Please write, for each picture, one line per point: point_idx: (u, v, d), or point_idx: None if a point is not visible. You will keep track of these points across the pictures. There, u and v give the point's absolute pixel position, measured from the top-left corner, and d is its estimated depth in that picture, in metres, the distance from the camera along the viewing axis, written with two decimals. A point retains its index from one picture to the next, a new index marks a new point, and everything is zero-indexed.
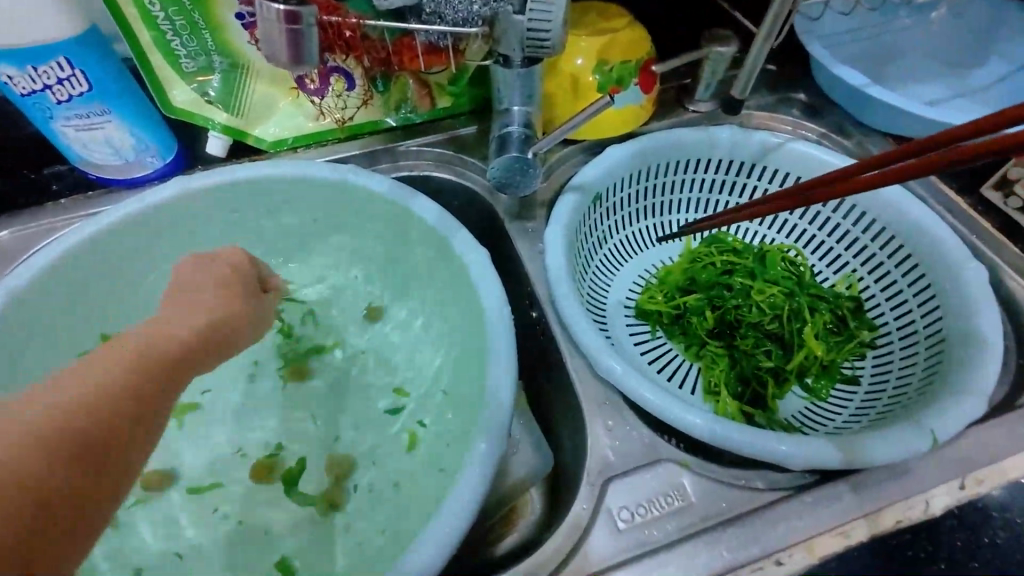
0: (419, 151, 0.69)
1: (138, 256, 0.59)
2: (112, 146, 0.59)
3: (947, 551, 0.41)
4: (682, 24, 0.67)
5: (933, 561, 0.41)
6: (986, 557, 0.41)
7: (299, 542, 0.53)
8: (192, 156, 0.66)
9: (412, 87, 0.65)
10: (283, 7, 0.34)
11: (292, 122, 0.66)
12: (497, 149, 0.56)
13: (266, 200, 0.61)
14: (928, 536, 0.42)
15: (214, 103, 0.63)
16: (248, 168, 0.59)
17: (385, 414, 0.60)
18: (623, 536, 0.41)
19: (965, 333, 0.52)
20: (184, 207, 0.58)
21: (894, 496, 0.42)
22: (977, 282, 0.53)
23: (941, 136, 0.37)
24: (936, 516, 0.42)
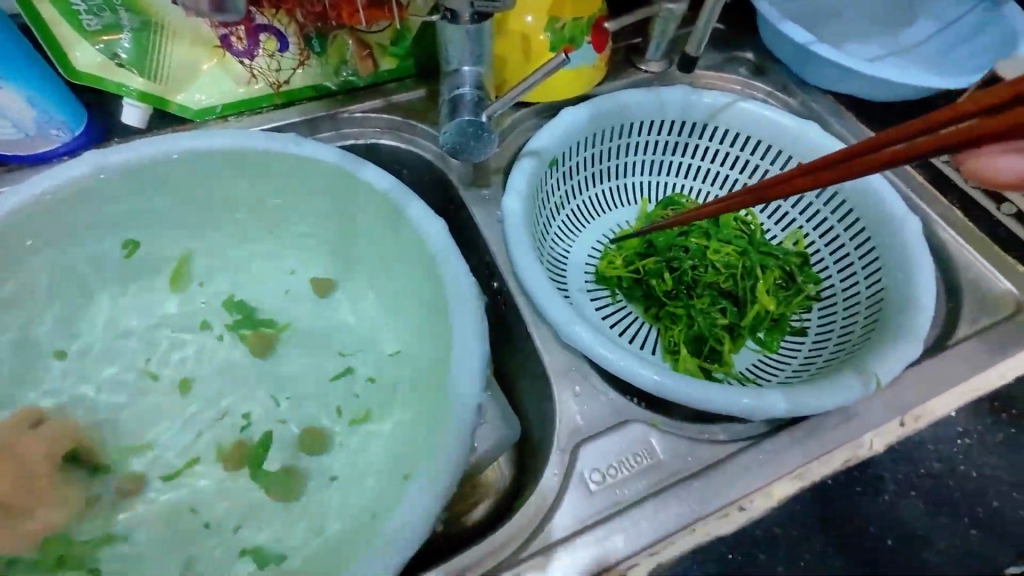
0: (363, 117, 0.64)
1: (55, 241, 0.53)
2: (7, 117, 0.52)
3: (894, 483, 0.44)
4: None
5: (883, 494, 0.43)
6: (929, 487, 0.44)
7: (263, 535, 0.51)
8: (105, 128, 0.59)
9: (352, 47, 0.61)
10: None
11: (219, 89, 0.60)
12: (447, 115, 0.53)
13: (194, 175, 0.56)
14: (876, 472, 0.44)
15: (125, 67, 0.57)
16: (172, 140, 0.53)
17: (346, 395, 0.58)
18: (595, 498, 0.42)
19: (903, 281, 0.55)
20: (101, 184, 0.53)
21: (844, 437, 0.45)
22: (912, 233, 0.57)
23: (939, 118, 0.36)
24: (881, 452, 0.45)
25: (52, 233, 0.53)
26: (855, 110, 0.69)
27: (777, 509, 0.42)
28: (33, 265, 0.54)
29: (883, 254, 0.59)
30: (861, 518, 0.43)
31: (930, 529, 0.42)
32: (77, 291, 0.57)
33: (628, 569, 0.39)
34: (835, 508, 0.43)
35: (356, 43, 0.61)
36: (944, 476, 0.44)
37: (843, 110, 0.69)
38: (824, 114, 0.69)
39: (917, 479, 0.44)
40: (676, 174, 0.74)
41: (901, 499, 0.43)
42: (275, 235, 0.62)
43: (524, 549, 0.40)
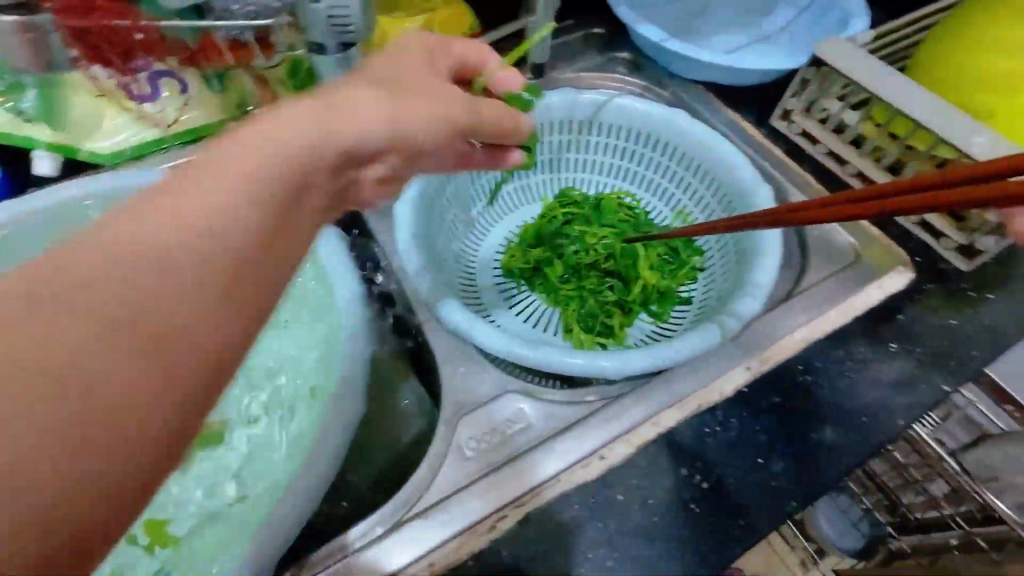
0: None
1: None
2: None
3: (742, 421, 0.49)
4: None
5: (731, 430, 0.49)
6: (772, 420, 0.49)
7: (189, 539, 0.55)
8: (21, 179, 0.64)
9: (251, 85, 0.66)
10: None
11: (126, 133, 0.65)
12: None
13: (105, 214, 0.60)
14: (726, 412, 0.50)
15: (32, 120, 0.62)
16: (80, 187, 0.58)
17: None
18: (470, 462, 0.47)
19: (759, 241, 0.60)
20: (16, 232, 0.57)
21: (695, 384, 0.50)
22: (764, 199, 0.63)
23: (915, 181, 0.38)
24: (730, 394, 0.50)
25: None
26: (721, 95, 0.76)
27: (634, 452, 0.47)
28: None
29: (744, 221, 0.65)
30: (713, 453, 0.48)
31: (772, 456, 0.48)
32: None
33: (498, 520, 0.44)
34: (690, 450, 0.48)
35: (251, 77, 0.66)
36: (785, 410, 0.50)
37: (709, 96, 0.75)
38: (693, 102, 0.75)
39: (761, 415, 0.50)
40: (572, 168, 0.79)
41: (746, 434, 0.49)
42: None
43: (408, 513, 0.45)
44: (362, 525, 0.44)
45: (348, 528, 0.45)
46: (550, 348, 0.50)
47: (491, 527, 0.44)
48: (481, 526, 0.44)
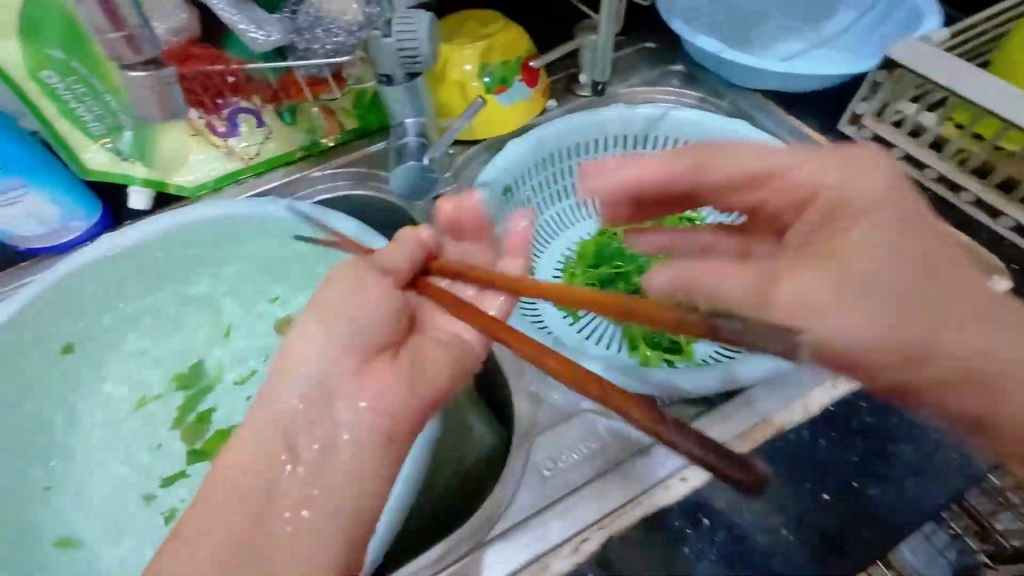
0: (333, 174, 0.73)
1: (78, 313, 0.62)
2: (37, 217, 0.62)
3: (826, 444, 0.47)
4: (552, 20, 0.74)
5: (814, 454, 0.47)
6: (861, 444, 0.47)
7: None
8: (117, 213, 0.69)
9: (319, 116, 0.70)
10: None
11: (209, 167, 0.69)
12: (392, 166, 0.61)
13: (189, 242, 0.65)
14: (809, 435, 0.48)
15: (129, 159, 0.67)
16: (171, 218, 0.63)
17: None
18: (548, 483, 0.47)
19: None
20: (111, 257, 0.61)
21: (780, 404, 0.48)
22: None
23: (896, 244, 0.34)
24: (816, 415, 0.48)
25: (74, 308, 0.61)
26: (782, 103, 0.74)
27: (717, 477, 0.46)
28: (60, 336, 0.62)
29: None
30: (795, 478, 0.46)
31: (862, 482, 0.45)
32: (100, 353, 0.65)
33: (580, 543, 0.44)
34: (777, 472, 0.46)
35: (321, 109, 0.70)
36: (877, 432, 0.47)
37: (770, 105, 0.74)
38: (752, 112, 0.74)
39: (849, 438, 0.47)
40: None
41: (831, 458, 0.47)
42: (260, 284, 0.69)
43: (487, 536, 0.45)
44: (442, 547, 0.44)
45: (430, 548, 0.45)
46: (622, 367, 0.50)
47: (573, 551, 0.43)
48: (564, 549, 0.43)
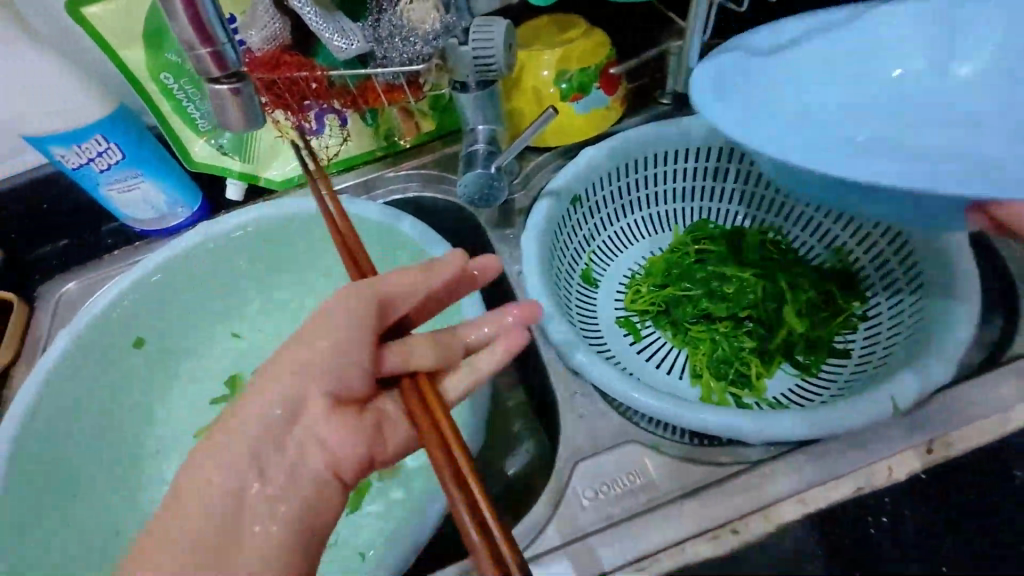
0: (406, 175, 0.75)
1: (178, 291, 0.69)
2: (149, 202, 0.69)
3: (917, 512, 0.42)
4: (641, 22, 0.70)
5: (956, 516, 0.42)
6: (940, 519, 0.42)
7: None
8: (215, 202, 0.76)
9: (398, 118, 0.72)
10: (227, 85, 0.40)
11: (295, 163, 0.74)
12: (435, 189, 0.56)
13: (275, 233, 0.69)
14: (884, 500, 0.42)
15: (228, 154, 0.72)
16: (257, 210, 0.68)
17: None
18: (586, 512, 0.45)
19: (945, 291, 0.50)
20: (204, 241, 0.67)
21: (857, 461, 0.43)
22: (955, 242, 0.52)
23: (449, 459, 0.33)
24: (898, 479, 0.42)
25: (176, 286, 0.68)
26: None
27: (932, 509, 0.42)
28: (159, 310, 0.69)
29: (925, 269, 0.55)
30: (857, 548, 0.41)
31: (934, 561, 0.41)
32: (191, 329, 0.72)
33: None
34: None
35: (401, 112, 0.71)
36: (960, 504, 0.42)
37: None
38: None
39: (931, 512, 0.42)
40: (709, 198, 0.73)
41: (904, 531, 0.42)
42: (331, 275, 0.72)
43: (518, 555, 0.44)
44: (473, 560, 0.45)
45: None
46: (681, 401, 0.47)
47: None
48: None
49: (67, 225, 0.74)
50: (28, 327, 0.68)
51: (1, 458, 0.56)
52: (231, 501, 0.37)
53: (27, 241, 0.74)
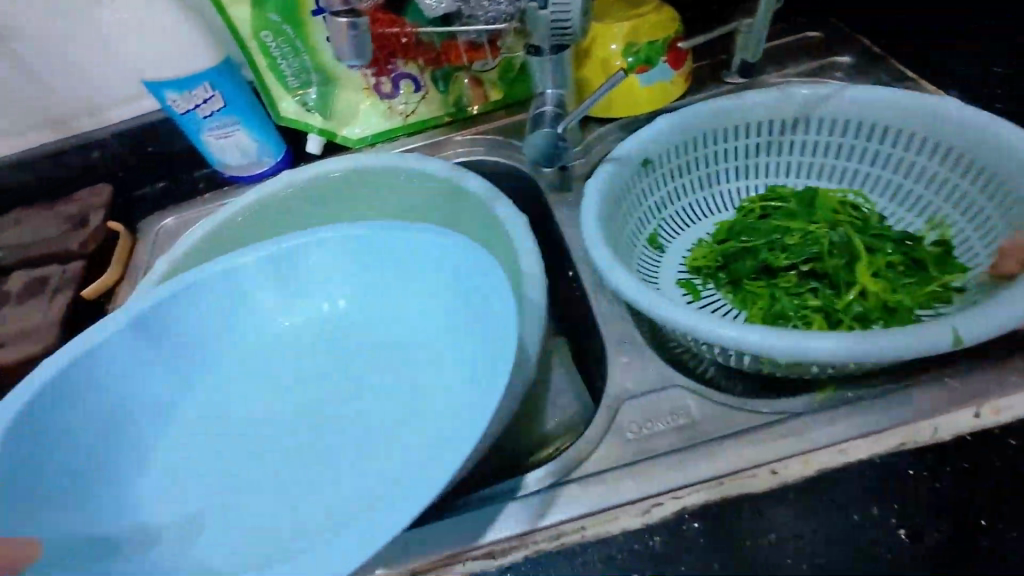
0: (472, 140, 0.79)
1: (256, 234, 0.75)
2: (241, 150, 0.76)
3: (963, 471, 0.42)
4: (713, 1, 0.72)
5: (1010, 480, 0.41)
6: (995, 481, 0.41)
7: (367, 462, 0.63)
8: (296, 154, 0.82)
9: (469, 86, 0.77)
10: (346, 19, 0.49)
11: (371, 123, 0.80)
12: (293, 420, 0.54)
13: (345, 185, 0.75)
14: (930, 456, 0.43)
15: (312, 111, 0.79)
16: (337, 161, 0.74)
17: None
18: (630, 445, 0.48)
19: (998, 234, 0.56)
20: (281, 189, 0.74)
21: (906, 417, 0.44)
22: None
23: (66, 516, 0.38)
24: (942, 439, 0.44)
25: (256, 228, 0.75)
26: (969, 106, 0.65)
27: (979, 472, 0.42)
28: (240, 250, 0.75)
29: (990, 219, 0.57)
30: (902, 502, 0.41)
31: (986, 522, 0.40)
32: None
33: (651, 507, 0.44)
34: (887, 489, 0.42)
35: (471, 80, 0.77)
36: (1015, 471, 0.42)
37: None
38: None
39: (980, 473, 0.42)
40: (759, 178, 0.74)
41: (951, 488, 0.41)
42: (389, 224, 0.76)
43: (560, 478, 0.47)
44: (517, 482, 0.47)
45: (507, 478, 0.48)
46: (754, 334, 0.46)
47: (643, 512, 0.44)
48: (634, 508, 0.44)
49: (166, 167, 0.82)
50: (132, 252, 0.76)
51: None
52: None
53: (132, 180, 0.82)
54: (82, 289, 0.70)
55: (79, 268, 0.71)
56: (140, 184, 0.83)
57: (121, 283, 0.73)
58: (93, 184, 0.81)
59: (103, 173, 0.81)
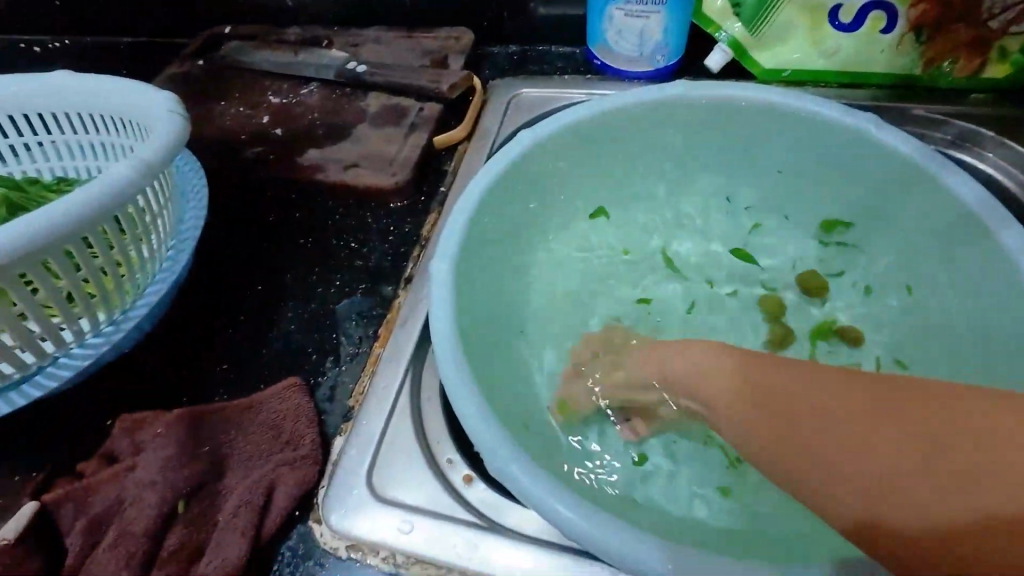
0: (932, 116, 0.61)
1: (516, 174, 0.57)
2: (640, 38, 0.64)
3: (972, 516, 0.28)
4: None
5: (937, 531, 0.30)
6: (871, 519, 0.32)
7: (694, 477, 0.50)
8: (686, 65, 0.69)
9: (961, 52, 0.60)
10: None
11: (797, 53, 0.64)
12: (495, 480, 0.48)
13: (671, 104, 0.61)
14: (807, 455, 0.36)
15: (739, 16, 0.63)
16: (762, 90, 0.59)
17: None
18: None
19: None
20: (618, 123, 0.61)
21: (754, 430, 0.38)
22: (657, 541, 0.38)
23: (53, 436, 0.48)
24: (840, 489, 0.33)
25: (538, 175, 0.60)
26: None
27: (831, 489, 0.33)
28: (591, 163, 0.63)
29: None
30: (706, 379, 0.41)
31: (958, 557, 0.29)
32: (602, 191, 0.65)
33: None
34: None
35: (969, 42, 0.59)
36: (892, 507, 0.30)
37: None
38: None
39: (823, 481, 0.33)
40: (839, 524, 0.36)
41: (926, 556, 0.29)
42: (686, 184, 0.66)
43: None
44: None
45: None
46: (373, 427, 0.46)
47: None
48: None
49: (531, 31, 0.75)
50: (482, 111, 0.69)
51: (451, 250, 0.51)
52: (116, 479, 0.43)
53: (492, 34, 0.76)
54: (435, 134, 0.65)
55: (437, 111, 0.66)
56: (496, 40, 0.77)
57: (469, 141, 0.66)
58: (456, 26, 0.76)
59: (471, 16, 0.75)
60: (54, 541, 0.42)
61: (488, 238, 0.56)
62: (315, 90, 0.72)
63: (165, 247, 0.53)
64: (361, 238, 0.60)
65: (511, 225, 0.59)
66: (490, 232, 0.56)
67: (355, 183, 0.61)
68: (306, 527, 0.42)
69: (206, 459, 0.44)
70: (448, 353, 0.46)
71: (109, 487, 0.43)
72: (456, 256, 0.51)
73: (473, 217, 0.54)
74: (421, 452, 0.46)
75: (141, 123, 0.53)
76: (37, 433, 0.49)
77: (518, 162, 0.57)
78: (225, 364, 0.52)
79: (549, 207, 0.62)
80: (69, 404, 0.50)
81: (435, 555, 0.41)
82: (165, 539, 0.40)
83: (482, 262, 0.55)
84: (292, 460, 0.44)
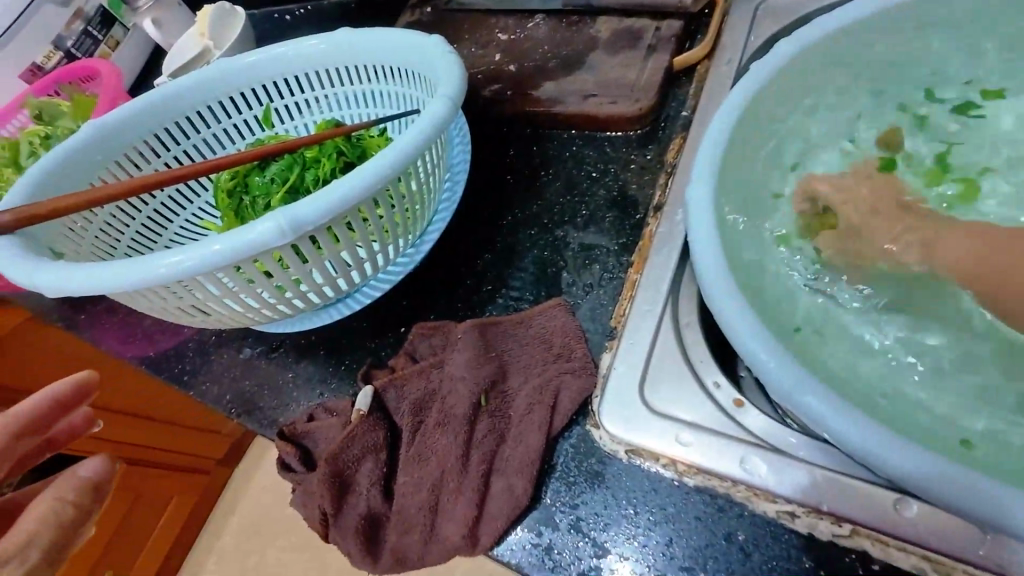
0: None
1: (782, 84, 0.53)
2: None
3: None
4: None
5: None
6: None
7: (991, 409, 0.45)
8: None
9: None
10: None
11: None
12: (765, 407, 0.47)
13: None
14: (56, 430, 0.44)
15: None
16: None
17: None
18: None
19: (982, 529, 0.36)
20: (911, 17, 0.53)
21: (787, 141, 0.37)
22: (987, 493, 0.34)
23: (372, 336, 0.60)
24: None
25: (804, 83, 0.54)
26: None
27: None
28: (861, 66, 0.56)
29: (958, 526, 0.36)
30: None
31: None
32: (868, 97, 0.57)
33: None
34: None
35: None
36: None
37: None
38: None
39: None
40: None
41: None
42: (993, 100, 0.57)
43: None
44: None
45: None
46: (705, 285, 0.45)
47: None
48: None
49: None
50: (724, 21, 0.64)
51: (716, 157, 0.49)
52: (424, 372, 0.51)
53: None
54: (675, 53, 0.63)
55: (676, 29, 0.64)
56: None
57: (710, 59, 0.63)
58: None
59: None
60: (386, 415, 0.50)
61: (751, 152, 0.52)
62: (542, 21, 0.73)
63: (441, 181, 0.59)
64: (604, 166, 0.61)
65: (772, 137, 0.54)
66: (753, 144, 0.52)
67: (597, 109, 0.62)
68: (584, 428, 0.47)
69: (495, 361, 0.50)
70: (717, 265, 0.45)
71: (412, 381, 0.51)
72: (720, 167, 0.49)
73: (737, 126, 0.50)
74: (688, 373, 0.47)
75: (426, 76, 0.59)
76: (359, 333, 0.61)
77: (786, 67, 0.52)
78: (489, 285, 0.59)
79: (810, 119, 0.56)
80: (379, 308, 0.62)
81: (718, 467, 0.42)
82: (475, 424, 0.47)
83: (744, 174, 0.51)
84: (571, 370, 0.49)
